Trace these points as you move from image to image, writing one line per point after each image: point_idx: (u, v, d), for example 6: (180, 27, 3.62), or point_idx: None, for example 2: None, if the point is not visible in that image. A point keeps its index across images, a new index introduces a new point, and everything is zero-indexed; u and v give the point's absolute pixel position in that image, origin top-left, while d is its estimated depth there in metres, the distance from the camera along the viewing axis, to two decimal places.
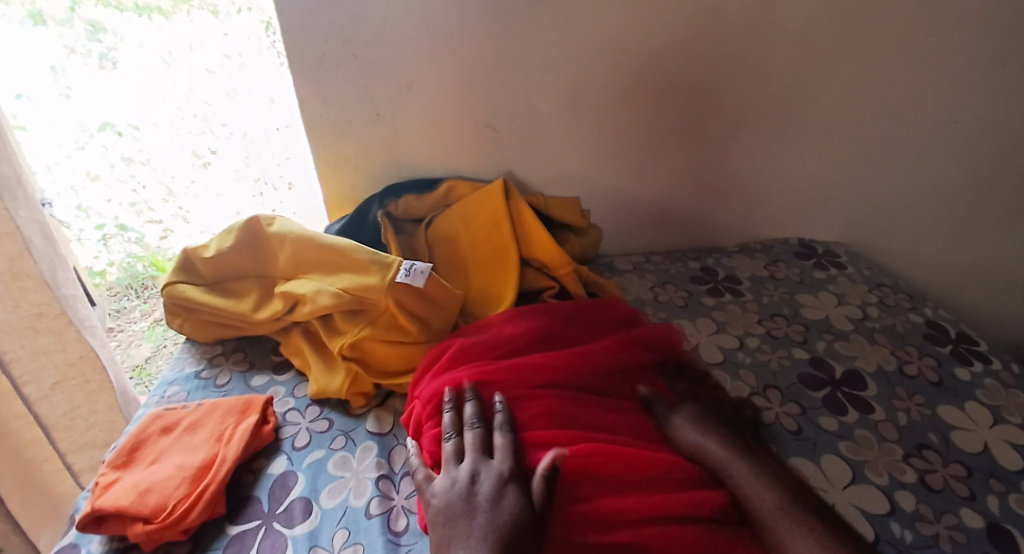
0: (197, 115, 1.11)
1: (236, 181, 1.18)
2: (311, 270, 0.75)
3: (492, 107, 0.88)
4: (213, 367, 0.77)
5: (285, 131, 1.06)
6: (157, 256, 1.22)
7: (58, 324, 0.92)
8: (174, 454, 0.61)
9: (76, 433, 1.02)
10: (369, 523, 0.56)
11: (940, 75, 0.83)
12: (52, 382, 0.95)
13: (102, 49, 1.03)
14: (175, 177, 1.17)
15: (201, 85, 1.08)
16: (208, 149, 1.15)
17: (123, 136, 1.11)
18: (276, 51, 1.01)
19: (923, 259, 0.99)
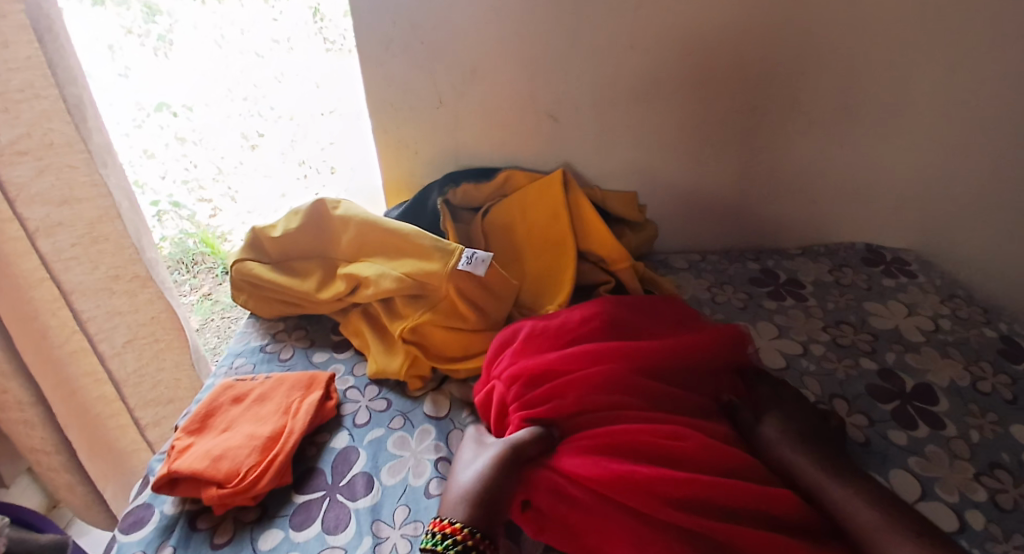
0: (246, 97, 1.13)
1: (281, 164, 1.20)
2: (373, 253, 0.77)
3: (554, 97, 0.87)
4: (277, 342, 0.79)
5: (331, 117, 1.11)
6: (207, 233, 1.26)
7: (133, 285, 0.98)
8: (243, 423, 0.63)
9: (143, 390, 1.07)
10: (428, 503, 0.57)
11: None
12: (123, 340, 0.99)
13: (159, 31, 1.06)
14: (224, 157, 1.20)
15: (251, 69, 1.10)
16: (257, 131, 1.17)
17: (178, 117, 1.15)
18: (324, 37, 1.04)
19: (998, 270, 0.94)
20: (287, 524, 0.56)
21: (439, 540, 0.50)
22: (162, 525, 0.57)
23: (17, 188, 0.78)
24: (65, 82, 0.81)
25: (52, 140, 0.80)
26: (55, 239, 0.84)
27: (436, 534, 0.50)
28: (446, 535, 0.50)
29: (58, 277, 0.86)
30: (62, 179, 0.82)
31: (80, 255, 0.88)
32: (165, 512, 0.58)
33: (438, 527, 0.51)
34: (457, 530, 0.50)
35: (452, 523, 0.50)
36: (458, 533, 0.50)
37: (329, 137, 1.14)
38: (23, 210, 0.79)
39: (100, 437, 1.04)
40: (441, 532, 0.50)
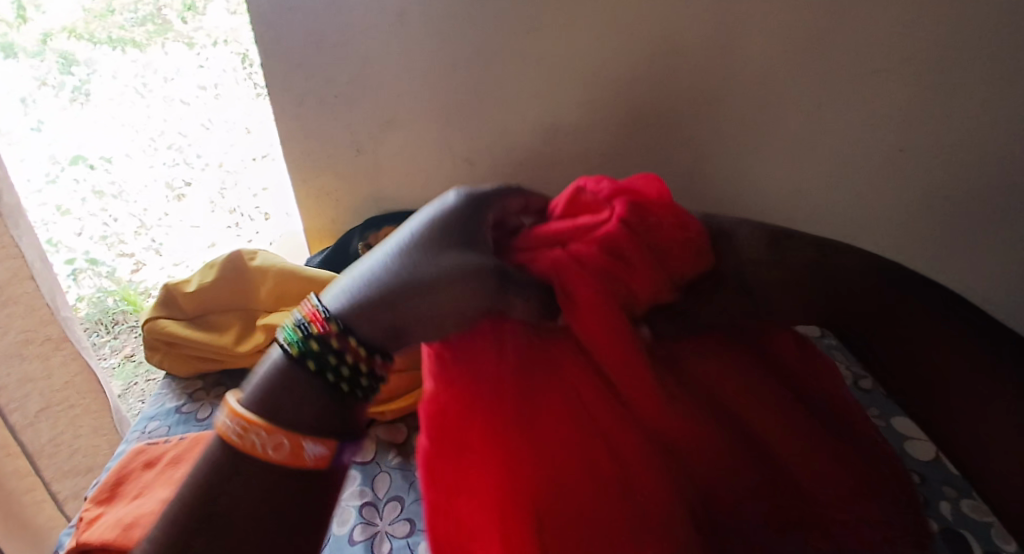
0: (172, 146, 1.11)
1: (210, 212, 1.19)
2: (292, 302, 0.77)
3: (469, 142, 0.91)
4: (195, 401, 0.77)
5: (264, 161, 1.11)
6: (128, 290, 1.24)
7: (45, 349, 0.93)
8: (156, 489, 0.61)
9: (59, 459, 1.02)
10: (353, 550, 0.60)
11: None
12: (37, 410, 0.95)
13: (75, 82, 1.01)
14: (148, 210, 1.16)
15: (176, 117, 1.09)
16: (183, 180, 1.15)
17: (96, 169, 1.09)
18: (252, 83, 1.05)
19: None
20: None
21: (302, 333, 0.38)
22: None
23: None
24: None
25: None
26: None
27: (295, 327, 0.38)
28: (312, 327, 0.38)
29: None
30: None
31: None
32: None
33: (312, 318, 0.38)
34: (328, 328, 0.38)
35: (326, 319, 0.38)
36: (321, 327, 0.38)
37: (262, 183, 1.14)
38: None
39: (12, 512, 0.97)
40: (312, 324, 0.38)
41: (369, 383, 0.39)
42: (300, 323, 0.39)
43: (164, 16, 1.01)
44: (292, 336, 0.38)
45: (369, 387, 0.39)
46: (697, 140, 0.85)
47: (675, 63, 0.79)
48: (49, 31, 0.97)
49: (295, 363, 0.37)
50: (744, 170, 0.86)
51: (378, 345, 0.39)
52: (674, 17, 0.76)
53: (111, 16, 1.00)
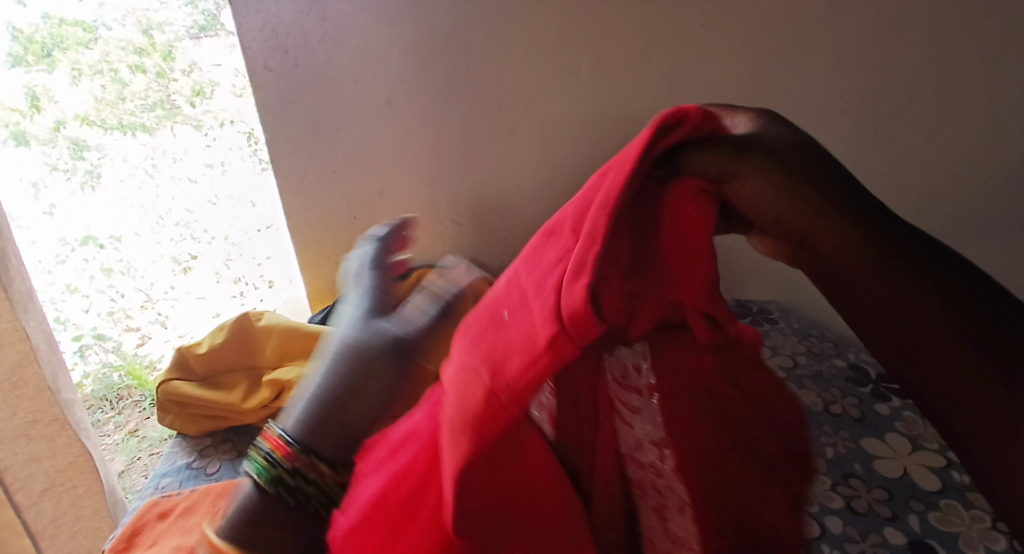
0: (179, 222, 1.22)
1: (216, 284, 1.28)
2: (295, 358, 0.84)
3: (453, 206, 1.00)
4: (204, 457, 0.82)
5: (267, 231, 1.20)
6: (133, 364, 1.26)
7: (51, 430, 0.97)
8: (170, 537, 0.66)
9: (60, 541, 1.06)
10: None
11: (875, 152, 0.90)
12: (41, 489, 1.00)
13: (86, 166, 1.11)
14: (155, 284, 1.25)
15: (184, 195, 1.21)
16: (189, 253, 1.25)
17: (105, 248, 1.18)
18: (257, 158, 1.15)
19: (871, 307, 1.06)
20: None
21: (268, 458, 0.50)
22: None
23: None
24: None
25: None
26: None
27: (266, 454, 0.50)
28: (274, 451, 0.49)
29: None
30: None
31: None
32: None
33: (273, 443, 0.50)
34: (285, 447, 0.49)
35: (285, 442, 0.49)
36: (283, 450, 0.49)
37: (266, 252, 1.22)
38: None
39: None
40: (273, 449, 0.50)
41: (315, 489, 0.49)
42: (266, 451, 0.50)
43: (173, 102, 1.12)
44: (265, 465, 0.50)
45: (313, 494, 0.49)
46: None
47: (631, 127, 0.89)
48: (62, 118, 1.06)
49: (264, 483, 0.49)
50: None
51: (330, 458, 0.49)
52: (626, 89, 0.86)
53: (122, 103, 1.10)
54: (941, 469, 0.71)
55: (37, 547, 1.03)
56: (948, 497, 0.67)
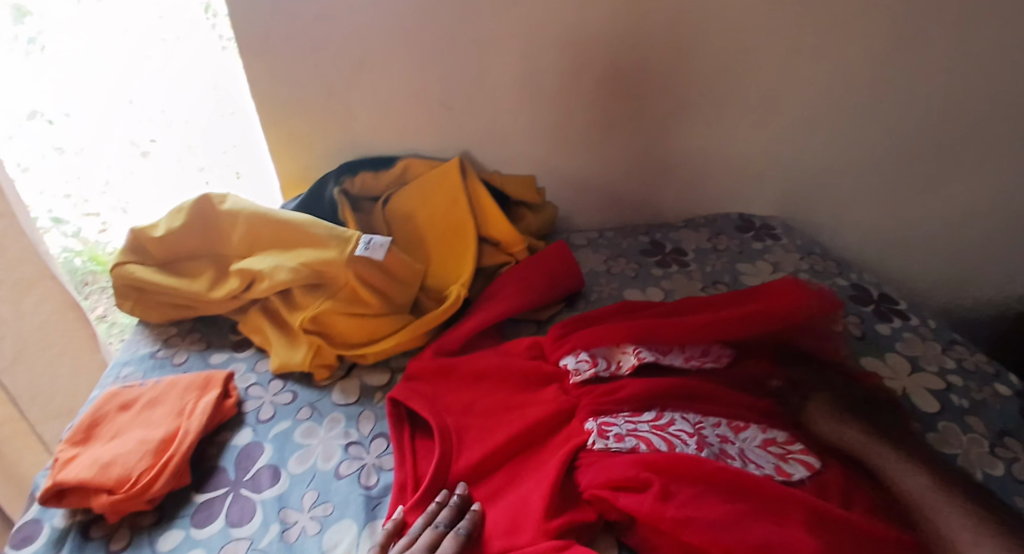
0: (134, 101, 1.07)
1: (179, 170, 1.15)
2: (266, 246, 0.74)
3: (445, 86, 0.90)
4: (169, 347, 0.75)
5: (235, 116, 1.11)
6: (96, 251, 1.14)
7: (15, 291, 0.89)
8: (133, 429, 0.59)
9: (41, 404, 1.01)
10: (339, 484, 0.57)
11: (787, 55, 0.88)
12: (13, 353, 0.93)
13: (29, 33, 0.94)
14: (113, 167, 1.10)
15: (139, 71, 1.05)
16: (147, 136, 1.11)
17: (55, 125, 1.01)
18: (217, 35, 1.03)
19: (862, 229, 1.05)
20: (187, 524, 0.54)
21: None
22: (52, 538, 0.53)
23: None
24: None
25: None
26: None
27: None
28: None
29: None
30: None
31: None
32: (55, 525, 0.54)
33: None
34: None
35: None
36: None
37: (231, 138, 1.13)
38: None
39: None
40: None
41: None
42: None
43: None
44: None
45: None
46: (673, 73, 0.90)
47: (633, 14, 0.85)
48: None
49: None
50: (695, 116, 0.94)
51: None
52: None
53: None
54: (940, 392, 0.70)
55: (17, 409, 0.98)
56: (946, 419, 0.66)
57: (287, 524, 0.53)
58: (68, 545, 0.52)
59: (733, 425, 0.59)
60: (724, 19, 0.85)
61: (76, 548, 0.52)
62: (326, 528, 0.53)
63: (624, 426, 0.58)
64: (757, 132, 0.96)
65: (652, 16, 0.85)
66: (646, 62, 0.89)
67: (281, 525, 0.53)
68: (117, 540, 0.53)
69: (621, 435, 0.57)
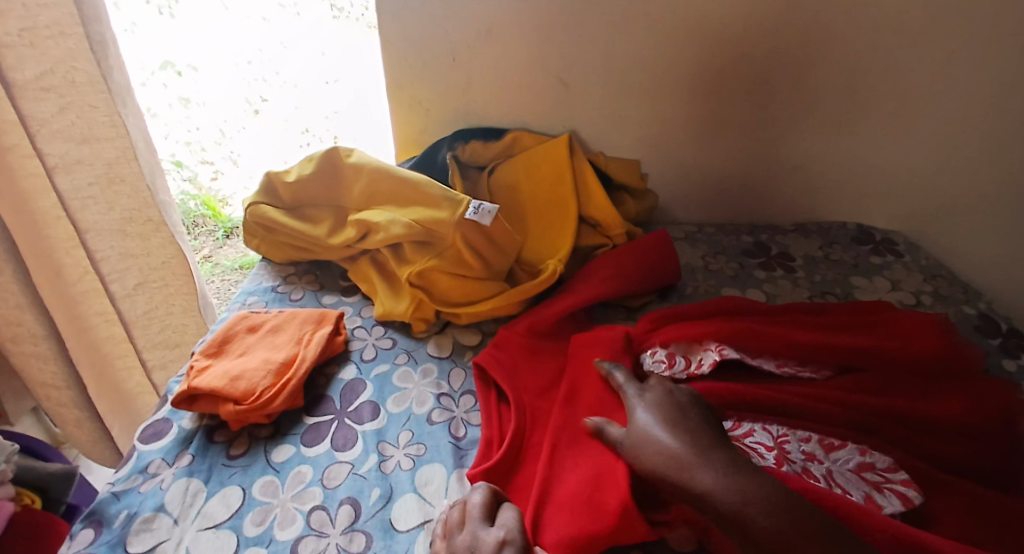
0: (251, 62, 1.28)
1: (283, 129, 1.36)
2: (383, 201, 0.79)
3: (565, 62, 0.91)
4: (288, 284, 0.82)
5: (337, 85, 1.27)
6: (208, 197, 1.36)
7: (145, 230, 0.90)
8: (259, 350, 0.65)
9: (152, 332, 0.99)
10: (431, 429, 0.61)
11: (932, 59, 0.84)
12: (135, 283, 0.93)
13: None
14: (228, 120, 1.36)
15: (257, 33, 1.25)
16: (259, 96, 1.33)
17: (182, 76, 1.28)
18: (330, 5, 1.16)
19: (1002, 266, 0.95)
20: (298, 441, 0.59)
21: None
22: (181, 436, 0.59)
23: (39, 122, 0.73)
24: (91, 18, 0.74)
25: (74, 78, 0.74)
26: (71, 178, 0.78)
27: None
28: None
29: (74, 215, 0.81)
30: (83, 117, 0.76)
31: (97, 195, 0.82)
32: (183, 425, 0.60)
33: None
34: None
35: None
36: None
37: (333, 106, 1.30)
38: (43, 145, 0.74)
39: (107, 375, 0.96)
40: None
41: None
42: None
43: None
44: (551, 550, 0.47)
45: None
46: (804, 67, 0.87)
47: (770, 3, 0.82)
48: None
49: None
50: (820, 114, 0.91)
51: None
52: None
53: None
54: None
55: (129, 336, 0.96)
56: None
57: (384, 456, 0.58)
58: (194, 447, 0.58)
59: (824, 444, 0.58)
60: (869, 14, 0.81)
61: (201, 448, 0.58)
62: (418, 466, 0.57)
63: None
64: (889, 136, 0.91)
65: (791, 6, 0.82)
66: (777, 51, 0.86)
67: (379, 456, 0.58)
68: (237, 446, 0.59)
69: None
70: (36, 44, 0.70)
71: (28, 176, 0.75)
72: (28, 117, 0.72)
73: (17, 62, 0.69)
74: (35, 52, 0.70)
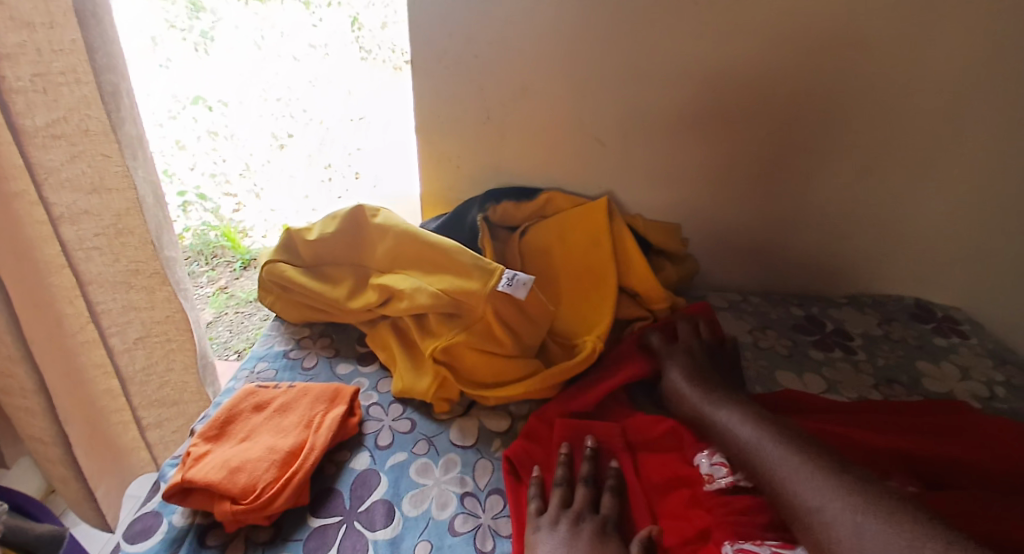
0: (280, 98, 1.25)
1: (306, 166, 1.31)
2: (408, 265, 0.73)
3: (604, 120, 0.86)
4: (301, 349, 0.76)
5: (360, 123, 1.21)
6: (229, 228, 1.38)
7: (152, 282, 0.86)
8: (264, 434, 0.58)
9: (150, 388, 0.93)
10: (453, 541, 0.53)
11: (1002, 131, 0.78)
12: (136, 336, 0.88)
13: (201, 27, 1.20)
14: (253, 155, 1.33)
15: (286, 71, 1.22)
16: (286, 132, 1.29)
17: (212, 110, 1.29)
18: (360, 46, 1.13)
19: None
20: (301, 550, 0.52)
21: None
22: (170, 536, 0.52)
23: (47, 171, 0.69)
24: (103, 68, 0.71)
25: (87, 127, 0.70)
26: (77, 228, 0.75)
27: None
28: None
29: (78, 266, 0.77)
30: (95, 166, 0.73)
31: (103, 246, 0.78)
32: (173, 523, 0.53)
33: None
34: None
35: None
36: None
37: (356, 144, 1.24)
38: (49, 194, 0.71)
39: (101, 429, 0.91)
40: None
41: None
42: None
43: None
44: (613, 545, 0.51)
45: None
46: (861, 133, 0.81)
47: (830, 66, 0.77)
48: None
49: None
50: (877, 183, 0.84)
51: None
52: None
53: None
54: None
55: (125, 392, 0.91)
56: None
57: None
58: (182, 553, 0.51)
59: None
60: (934, 82, 0.76)
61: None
62: None
63: None
64: (952, 208, 0.85)
65: (852, 70, 0.77)
66: (835, 117, 0.80)
67: None
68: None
69: None
70: (49, 92, 0.66)
71: (34, 225, 0.71)
72: (36, 165, 0.68)
73: (28, 108, 0.65)
74: (47, 99, 0.66)
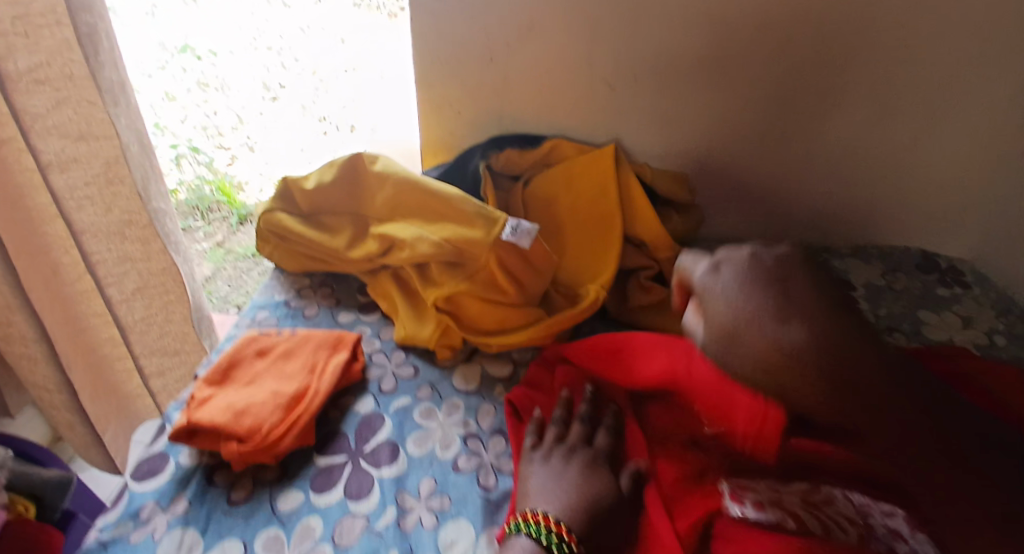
0: (270, 47, 1.26)
1: (301, 117, 1.29)
2: (409, 213, 0.72)
3: (611, 64, 0.83)
4: (302, 298, 0.76)
5: (354, 72, 1.22)
6: (223, 182, 1.28)
7: (147, 233, 0.85)
8: (267, 379, 0.59)
9: (150, 337, 0.94)
10: (457, 478, 0.54)
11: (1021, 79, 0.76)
12: (133, 287, 0.87)
13: None
14: (246, 107, 1.30)
15: (277, 19, 1.23)
16: (278, 83, 1.29)
17: (201, 60, 1.26)
18: None
19: None
20: (307, 486, 0.53)
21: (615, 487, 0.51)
22: (177, 476, 0.53)
23: (32, 117, 0.67)
24: (79, 8, 0.67)
25: (71, 71, 0.68)
26: (66, 176, 0.73)
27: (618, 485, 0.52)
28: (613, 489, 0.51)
29: (71, 216, 0.75)
30: (81, 112, 0.71)
31: (94, 196, 0.77)
32: (180, 463, 0.54)
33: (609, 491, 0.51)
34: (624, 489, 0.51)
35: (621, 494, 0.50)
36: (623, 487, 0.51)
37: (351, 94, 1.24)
38: (37, 142, 0.68)
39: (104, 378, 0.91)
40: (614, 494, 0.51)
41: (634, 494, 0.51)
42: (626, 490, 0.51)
43: None
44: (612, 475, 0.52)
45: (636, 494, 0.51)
46: (875, 80, 0.79)
47: (845, 9, 0.74)
48: None
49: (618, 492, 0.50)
50: (888, 133, 0.83)
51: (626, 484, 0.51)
52: None
53: None
54: None
55: (125, 341, 0.91)
56: None
57: (404, 510, 0.51)
58: (190, 491, 0.52)
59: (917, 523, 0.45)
60: (955, 27, 0.73)
61: (199, 492, 0.52)
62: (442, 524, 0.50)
63: (766, 494, 0.49)
64: (963, 158, 0.83)
65: (868, 13, 0.74)
66: (848, 64, 0.78)
67: (398, 510, 0.51)
68: (238, 491, 0.52)
69: (761, 503, 0.47)
70: (29, 34, 0.63)
71: (23, 173, 0.68)
72: (22, 112, 0.66)
73: (8, 51, 0.62)
74: (28, 42, 0.63)
